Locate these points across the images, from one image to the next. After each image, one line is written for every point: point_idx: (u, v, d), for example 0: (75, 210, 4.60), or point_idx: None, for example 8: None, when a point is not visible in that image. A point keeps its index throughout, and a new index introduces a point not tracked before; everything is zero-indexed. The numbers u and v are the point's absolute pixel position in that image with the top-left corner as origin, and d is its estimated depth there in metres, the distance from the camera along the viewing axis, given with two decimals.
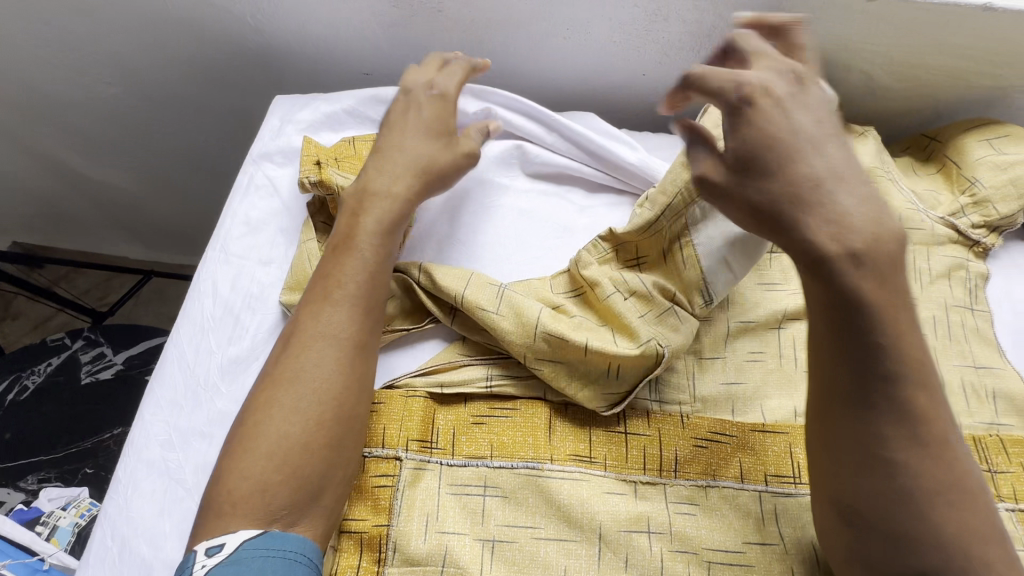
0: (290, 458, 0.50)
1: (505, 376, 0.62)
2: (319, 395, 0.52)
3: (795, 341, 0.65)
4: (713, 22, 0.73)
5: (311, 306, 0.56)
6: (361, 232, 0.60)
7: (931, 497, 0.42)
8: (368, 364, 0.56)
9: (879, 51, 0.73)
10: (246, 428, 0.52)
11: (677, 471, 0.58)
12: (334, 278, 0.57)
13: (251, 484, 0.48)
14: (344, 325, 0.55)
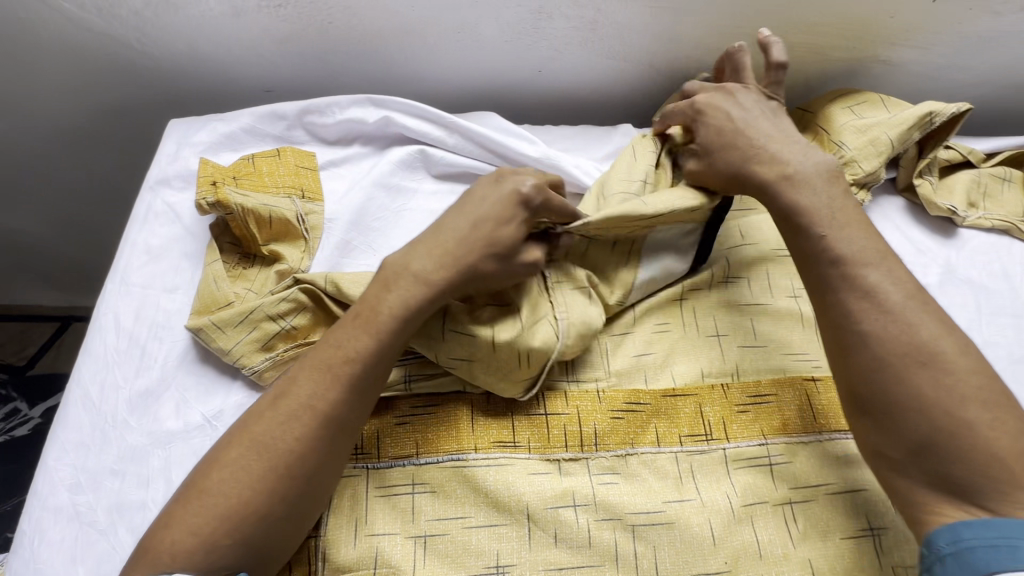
0: (245, 527, 0.48)
1: (423, 374, 0.63)
2: (291, 470, 0.50)
3: (697, 310, 0.69)
4: (594, 17, 0.77)
5: (306, 372, 0.53)
6: (383, 312, 0.55)
7: (937, 383, 0.50)
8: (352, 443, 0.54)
9: (745, 33, 0.79)
10: (211, 477, 0.49)
11: (598, 444, 0.61)
12: (338, 353, 0.54)
13: (195, 539, 0.47)
14: (333, 406, 0.52)
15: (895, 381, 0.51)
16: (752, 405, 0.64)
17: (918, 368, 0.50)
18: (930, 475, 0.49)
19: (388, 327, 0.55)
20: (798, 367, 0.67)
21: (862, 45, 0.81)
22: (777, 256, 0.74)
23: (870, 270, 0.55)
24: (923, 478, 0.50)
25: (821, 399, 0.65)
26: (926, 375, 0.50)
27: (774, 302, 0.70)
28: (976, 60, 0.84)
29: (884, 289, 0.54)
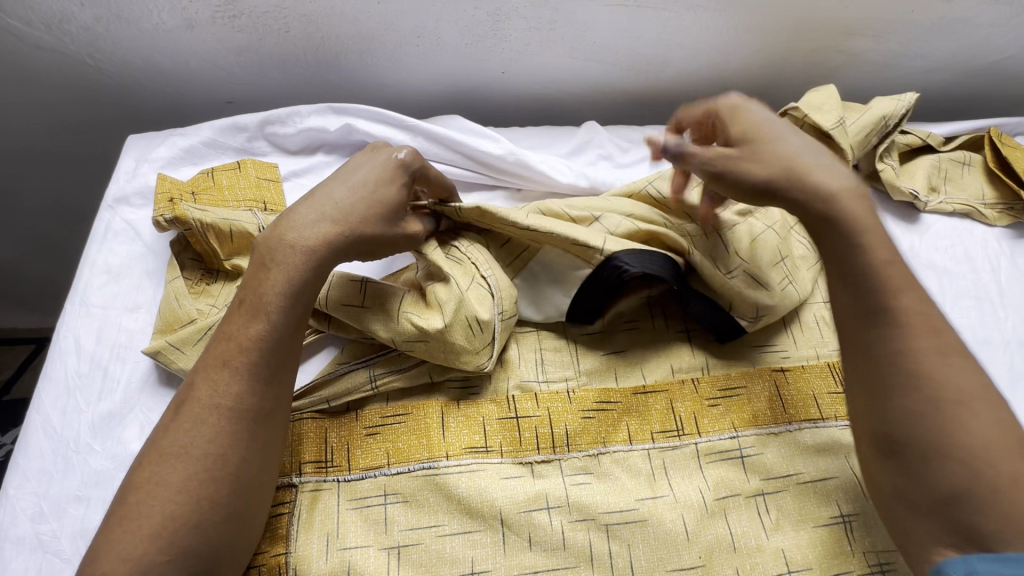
0: (177, 538, 0.47)
1: (388, 373, 0.62)
2: (211, 470, 0.49)
3: (665, 307, 0.69)
4: (552, 17, 0.76)
5: (205, 373, 0.53)
6: (269, 290, 0.55)
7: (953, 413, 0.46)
8: (271, 429, 0.54)
9: (705, 28, 0.80)
10: (129, 502, 0.48)
11: (570, 445, 0.61)
12: (236, 342, 0.54)
13: (127, 567, 0.45)
14: (241, 396, 0.52)
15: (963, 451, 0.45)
16: (722, 398, 0.64)
17: (955, 411, 0.46)
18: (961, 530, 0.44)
19: (277, 304, 0.54)
20: (766, 358, 0.67)
21: (819, 36, 0.82)
22: None
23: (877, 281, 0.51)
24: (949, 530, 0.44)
25: (790, 389, 0.65)
26: (977, 435, 0.45)
27: None
28: (933, 46, 0.85)
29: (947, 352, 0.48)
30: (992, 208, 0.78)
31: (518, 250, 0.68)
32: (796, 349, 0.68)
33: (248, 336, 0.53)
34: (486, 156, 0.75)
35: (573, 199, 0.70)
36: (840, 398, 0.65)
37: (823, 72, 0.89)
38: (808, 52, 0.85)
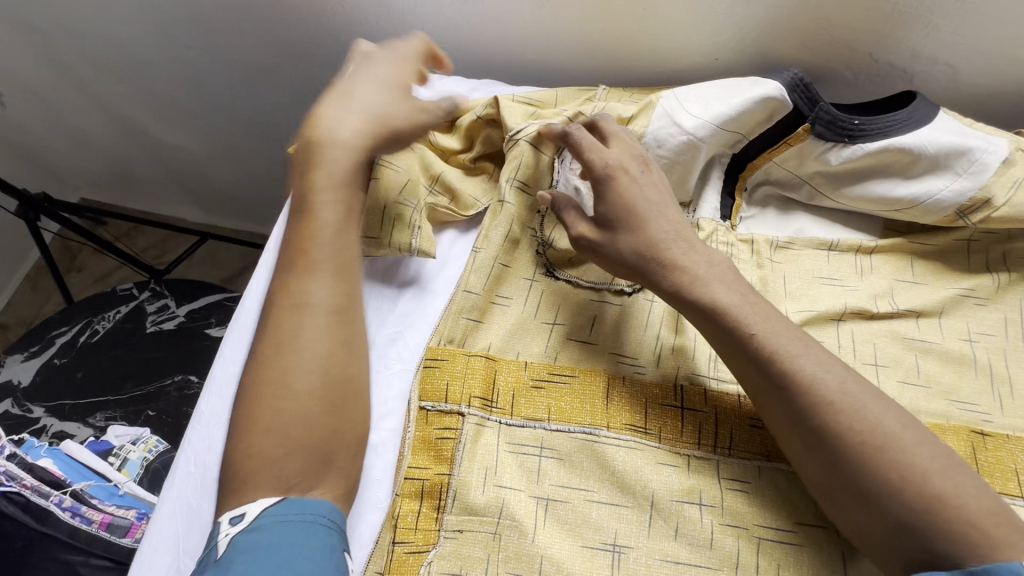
0: (292, 429, 0.53)
1: (563, 344, 0.65)
2: (305, 367, 0.56)
3: (855, 335, 0.64)
4: None
5: (284, 287, 0.60)
6: (315, 192, 0.63)
7: (881, 467, 0.48)
8: (344, 322, 0.60)
9: None
10: (247, 408, 0.55)
11: (732, 449, 0.59)
12: (305, 248, 0.61)
13: (260, 458, 0.52)
14: (320, 297, 0.59)
15: (923, 515, 0.46)
16: None
17: (889, 460, 0.48)
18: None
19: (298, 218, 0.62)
20: (962, 417, 0.61)
21: None
22: (959, 297, 0.66)
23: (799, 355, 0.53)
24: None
25: (990, 456, 0.59)
26: (902, 458, 0.48)
27: (943, 342, 0.64)
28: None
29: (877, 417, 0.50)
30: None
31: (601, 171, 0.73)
32: (1001, 415, 0.61)
33: (315, 244, 0.61)
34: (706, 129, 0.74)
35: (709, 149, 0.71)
36: None
37: None
38: None
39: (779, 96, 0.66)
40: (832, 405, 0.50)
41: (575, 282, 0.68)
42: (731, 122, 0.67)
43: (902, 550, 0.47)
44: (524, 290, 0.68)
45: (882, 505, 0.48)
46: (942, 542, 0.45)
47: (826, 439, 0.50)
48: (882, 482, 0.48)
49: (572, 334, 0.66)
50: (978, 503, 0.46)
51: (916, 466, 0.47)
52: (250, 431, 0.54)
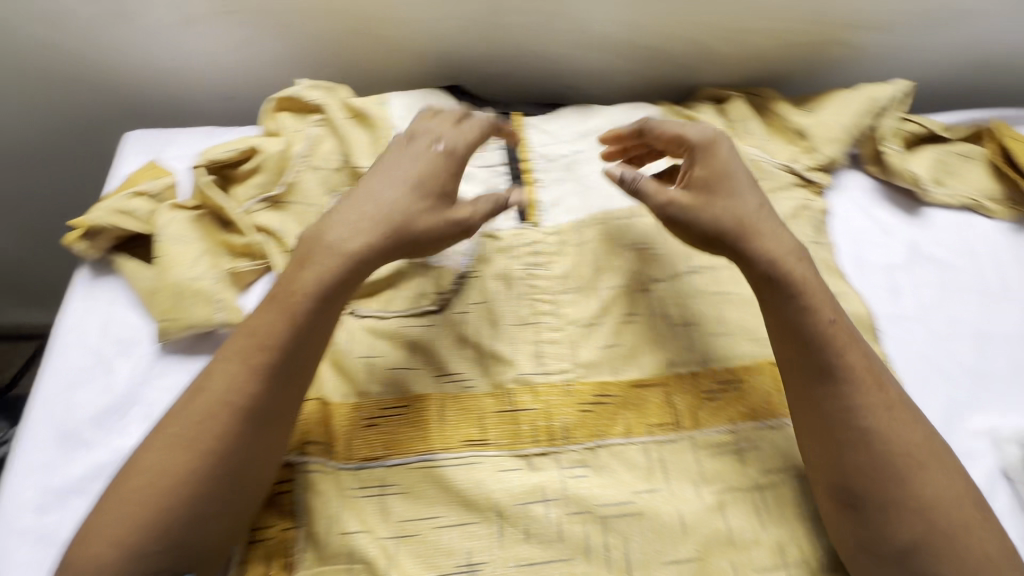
0: (173, 519, 0.49)
1: (389, 373, 0.63)
2: (180, 468, 0.50)
3: (664, 299, 0.68)
4: (550, 12, 0.75)
5: (209, 369, 0.54)
6: (299, 287, 0.56)
7: (887, 422, 0.55)
8: (269, 436, 0.54)
9: (709, 23, 0.77)
10: (127, 490, 0.50)
11: (568, 437, 0.61)
12: (259, 335, 0.54)
13: (116, 550, 0.48)
14: (229, 400, 0.52)
15: (886, 475, 0.54)
16: (721, 392, 0.64)
17: (889, 417, 0.56)
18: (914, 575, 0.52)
19: (308, 301, 0.55)
20: (764, 353, 0.67)
21: (819, 29, 0.79)
22: None
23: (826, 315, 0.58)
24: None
25: None
26: (903, 419, 0.56)
27: (738, 289, 0.70)
28: (936, 39, 0.81)
29: (893, 396, 0.57)
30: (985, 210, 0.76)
31: None
32: None
33: (273, 333, 0.54)
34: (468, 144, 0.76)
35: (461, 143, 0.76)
36: None
37: (828, 66, 0.84)
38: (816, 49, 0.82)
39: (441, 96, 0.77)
40: (858, 364, 0.57)
41: (378, 315, 0.67)
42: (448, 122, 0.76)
43: (859, 527, 0.54)
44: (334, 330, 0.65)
45: (854, 475, 0.54)
46: (915, 521, 0.52)
47: (851, 403, 0.55)
48: (866, 447, 0.54)
49: (393, 364, 0.64)
50: (930, 487, 0.53)
51: (877, 434, 0.55)
52: (122, 509, 0.49)
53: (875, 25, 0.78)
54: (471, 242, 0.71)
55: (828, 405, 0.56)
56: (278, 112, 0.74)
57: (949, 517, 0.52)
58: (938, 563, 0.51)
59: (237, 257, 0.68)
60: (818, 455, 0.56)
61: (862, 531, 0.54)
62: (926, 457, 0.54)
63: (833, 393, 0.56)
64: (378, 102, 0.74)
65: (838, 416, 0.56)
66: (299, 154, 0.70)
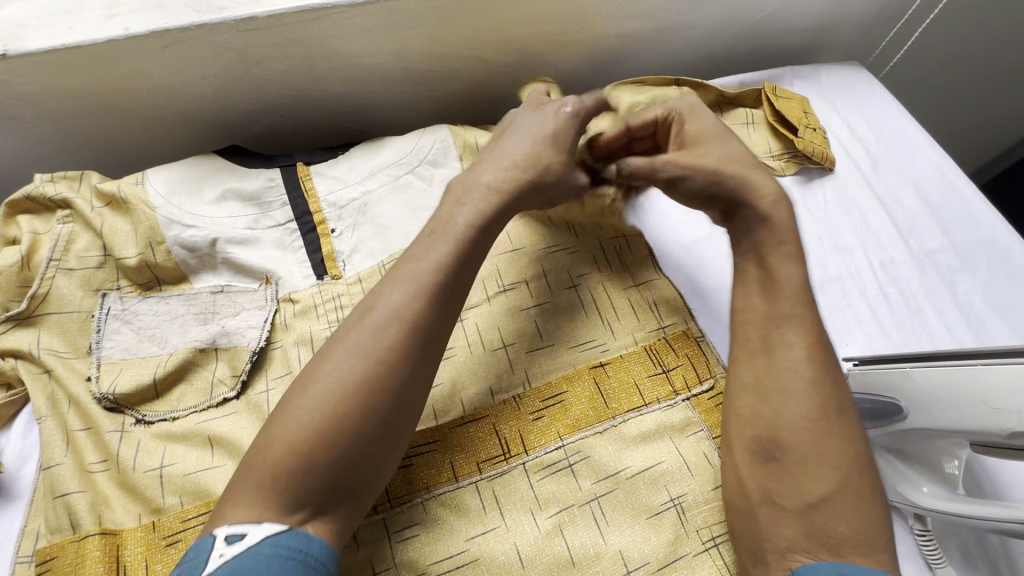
0: (313, 455, 0.42)
1: (187, 478, 0.57)
2: (397, 366, 0.46)
3: (478, 325, 0.67)
4: (305, 55, 0.71)
5: (381, 290, 0.49)
6: (434, 235, 0.52)
7: (805, 371, 0.53)
8: (435, 367, 0.49)
9: (474, 39, 0.75)
10: (298, 402, 0.44)
11: (392, 499, 0.58)
12: (408, 268, 0.50)
13: (292, 458, 0.42)
14: (411, 316, 0.47)
15: (809, 427, 0.51)
16: (545, 409, 0.63)
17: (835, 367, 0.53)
18: (811, 528, 0.48)
19: (467, 234, 0.52)
20: (583, 358, 0.66)
21: (587, 24, 0.78)
22: (551, 253, 0.72)
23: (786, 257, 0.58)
24: (802, 531, 0.49)
25: (612, 381, 0.65)
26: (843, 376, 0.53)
27: (551, 297, 0.70)
28: (704, 15, 0.82)
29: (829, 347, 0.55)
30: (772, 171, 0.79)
31: (157, 281, 0.66)
32: (614, 340, 0.68)
33: (421, 269, 0.50)
34: (249, 209, 0.70)
35: (241, 209, 0.70)
36: (659, 378, 0.65)
37: (608, 56, 0.85)
38: (593, 44, 0.82)
39: (213, 167, 0.72)
40: (801, 298, 0.56)
41: (171, 416, 0.60)
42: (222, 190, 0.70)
43: (781, 474, 0.51)
44: (114, 447, 0.58)
45: (790, 420, 0.51)
46: (828, 470, 0.49)
47: (801, 340, 0.54)
48: (796, 394, 0.52)
49: (190, 469, 0.57)
50: (849, 445, 0.50)
51: (808, 383, 0.53)
52: (290, 415, 0.43)
53: (639, 14, 0.78)
54: (267, 311, 0.65)
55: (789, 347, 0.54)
56: (18, 215, 0.65)
57: (865, 484, 0.49)
58: (838, 520, 0.48)
59: None
60: (750, 404, 0.54)
61: (777, 483, 0.51)
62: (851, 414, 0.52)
63: (790, 334, 0.54)
64: (136, 182, 0.67)
65: (802, 356, 0.54)
66: (47, 258, 0.63)
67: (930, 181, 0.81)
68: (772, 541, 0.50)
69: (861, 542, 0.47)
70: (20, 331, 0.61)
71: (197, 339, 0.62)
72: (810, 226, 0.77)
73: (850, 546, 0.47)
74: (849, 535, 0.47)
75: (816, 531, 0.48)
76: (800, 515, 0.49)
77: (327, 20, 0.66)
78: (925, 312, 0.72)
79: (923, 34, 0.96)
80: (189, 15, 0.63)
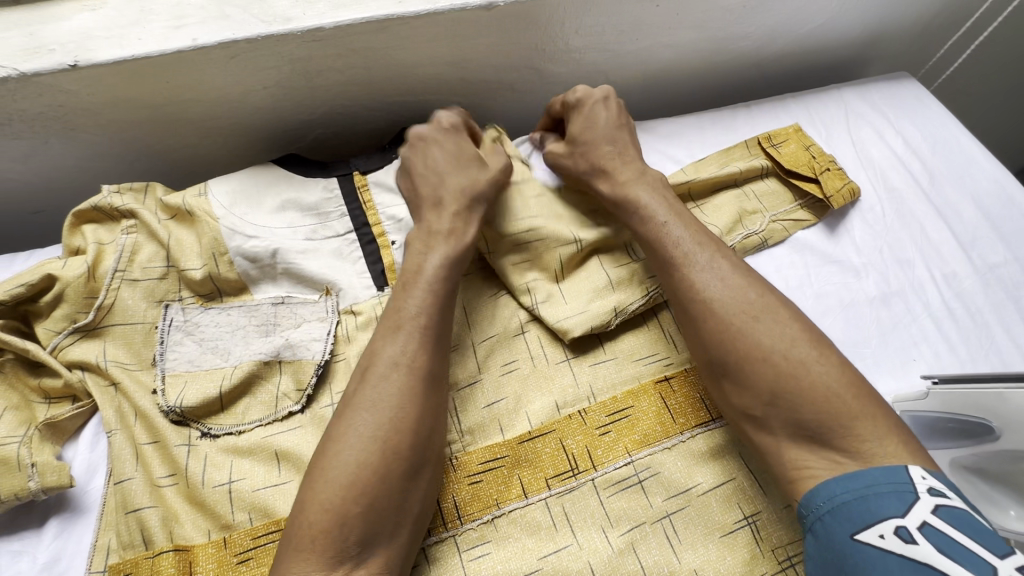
0: (365, 489, 0.47)
1: (256, 493, 0.56)
2: (409, 404, 0.50)
3: (540, 339, 0.66)
4: (365, 65, 0.70)
5: (382, 335, 0.54)
6: (428, 267, 0.58)
7: (711, 299, 0.55)
8: (443, 392, 0.54)
9: (530, 49, 0.75)
10: (325, 458, 0.48)
11: (462, 517, 0.57)
12: (405, 308, 0.55)
13: (334, 511, 0.46)
14: (414, 356, 0.52)
15: (737, 334, 0.53)
16: (612, 424, 0.62)
17: (732, 283, 0.56)
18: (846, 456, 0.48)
19: (436, 278, 0.58)
20: (647, 372, 0.65)
21: (643, 35, 0.77)
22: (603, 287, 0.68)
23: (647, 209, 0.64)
24: (835, 455, 0.49)
25: (678, 396, 0.64)
26: (742, 285, 0.56)
27: None
28: (759, 25, 0.81)
29: (720, 270, 0.57)
30: (839, 191, 0.77)
31: (219, 293, 0.66)
32: (675, 355, 0.67)
33: (416, 304, 0.55)
34: (308, 219, 0.69)
35: (300, 219, 0.69)
36: None
37: (658, 67, 0.85)
38: (645, 53, 0.81)
39: (272, 176, 0.71)
40: (682, 238, 0.60)
41: (237, 429, 0.59)
42: (282, 199, 0.70)
43: (742, 393, 0.53)
44: (182, 462, 0.57)
45: (720, 345, 0.54)
46: (769, 374, 0.51)
47: (686, 276, 0.58)
48: (746, 329, 0.53)
49: (258, 484, 0.56)
50: (779, 345, 0.52)
51: (735, 306, 0.55)
52: (320, 480, 0.47)
53: (693, 25, 0.78)
54: (329, 323, 0.65)
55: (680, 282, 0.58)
56: (84, 225, 0.65)
57: (831, 388, 0.50)
58: (863, 437, 0.48)
59: (56, 401, 0.61)
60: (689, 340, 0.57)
61: (743, 398, 0.53)
62: (766, 317, 0.54)
63: (688, 268, 0.58)
64: (198, 193, 0.67)
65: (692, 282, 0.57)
66: (113, 269, 0.62)
67: (989, 193, 0.80)
68: (780, 457, 0.51)
69: (854, 430, 0.48)
70: (88, 343, 0.61)
71: (261, 352, 0.61)
72: (870, 238, 0.76)
73: (841, 433, 0.49)
74: (840, 427, 0.49)
75: (808, 432, 0.50)
76: (774, 417, 0.51)
77: (390, 30, 0.66)
78: (990, 327, 0.71)
79: (976, 45, 0.95)
80: (257, 26, 0.63)
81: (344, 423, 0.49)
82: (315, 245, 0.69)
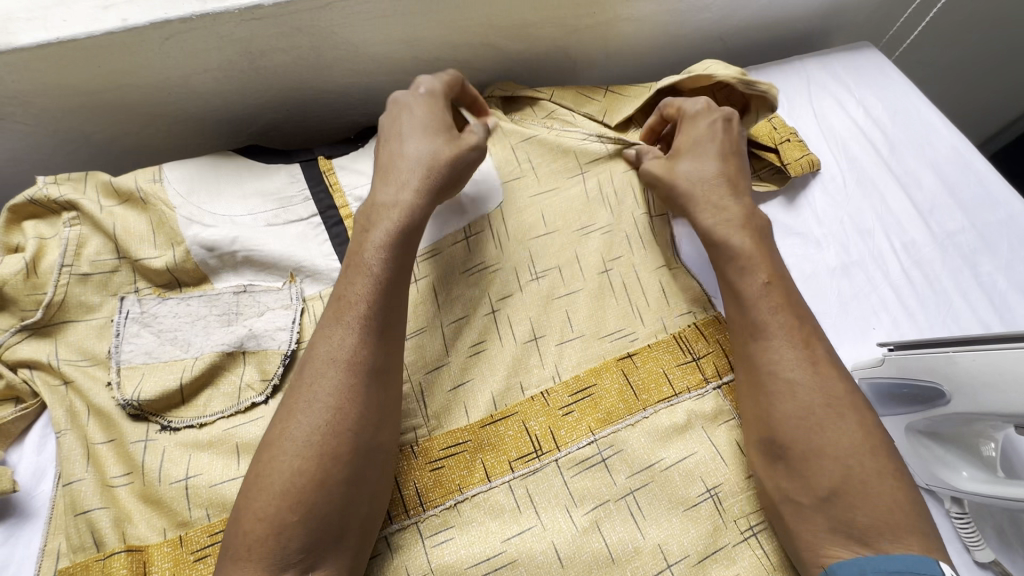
0: (303, 495, 0.46)
1: (212, 487, 0.55)
2: (347, 404, 0.49)
3: (511, 315, 0.65)
4: (311, 44, 0.67)
5: (323, 333, 0.52)
6: (369, 249, 0.55)
7: (783, 374, 0.54)
8: (387, 387, 0.52)
9: (485, 24, 0.72)
10: (264, 460, 0.48)
11: (423, 503, 0.56)
12: (345, 300, 0.53)
13: (270, 519, 0.45)
14: (353, 351, 0.50)
15: (807, 424, 0.52)
16: (575, 403, 0.62)
17: (818, 373, 0.54)
18: (833, 521, 0.49)
19: (380, 267, 0.54)
20: (610, 349, 0.65)
21: (600, 8, 0.76)
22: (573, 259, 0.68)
23: (748, 268, 0.59)
24: (828, 524, 0.50)
25: (640, 373, 0.64)
26: (823, 376, 0.53)
27: (584, 283, 0.67)
28: None
29: (794, 356, 0.54)
30: (798, 161, 0.76)
31: (176, 283, 0.64)
32: (644, 328, 0.66)
33: (355, 292, 0.53)
34: (271, 205, 0.67)
35: (263, 205, 0.67)
36: (690, 366, 0.64)
37: (620, 41, 0.83)
38: (605, 26, 0.79)
39: (234, 164, 0.70)
40: (766, 310, 0.57)
41: (198, 422, 0.58)
42: (245, 187, 0.68)
43: (785, 470, 0.53)
44: (137, 459, 0.56)
45: (776, 413, 0.53)
46: (827, 463, 0.50)
47: (762, 354, 0.56)
48: (784, 398, 0.53)
49: (215, 479, 0.55)
50: (843, 439, 0.51)
51: (802, 382, 0.53)
52: (261, 485, 0.47)
53: None
54: (294, 311, 0.63)
55: (755, 350, 0.56)
56: (21, 220, 0.62)
57: (863, 475, 0.50)
58: (856, 511, 0.49)
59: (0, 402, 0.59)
60: (753, 406, 0.56)
61: (790, 483, 0.52)
62: (835, 407, 0.52)
63: (767, 340, 0.56)
64: (151, 178, 0.65)
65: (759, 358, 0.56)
66: (58, 264, 0.60)
67: (948, 161, 0.81)
68: (803, 540, 0.52)
69: (885, 528, 0.48)
70: (32, 341, 0.59)
71: (222, 342, 0.60)
72: (830, 209, 0.77)
73: (876, 534, 0.48)
74: (869, 524, 0.48)
75: (840, 524, 0.49)
76: (818, 510, 0.50)
77: (334, 7, 0.63)
78: (948, 294, 0.72)
79: (936, 13, 0.95)
80: (191, 4, 0.60)
81: (282, 426, 0.48)
82: (276, 231, 0.67)
